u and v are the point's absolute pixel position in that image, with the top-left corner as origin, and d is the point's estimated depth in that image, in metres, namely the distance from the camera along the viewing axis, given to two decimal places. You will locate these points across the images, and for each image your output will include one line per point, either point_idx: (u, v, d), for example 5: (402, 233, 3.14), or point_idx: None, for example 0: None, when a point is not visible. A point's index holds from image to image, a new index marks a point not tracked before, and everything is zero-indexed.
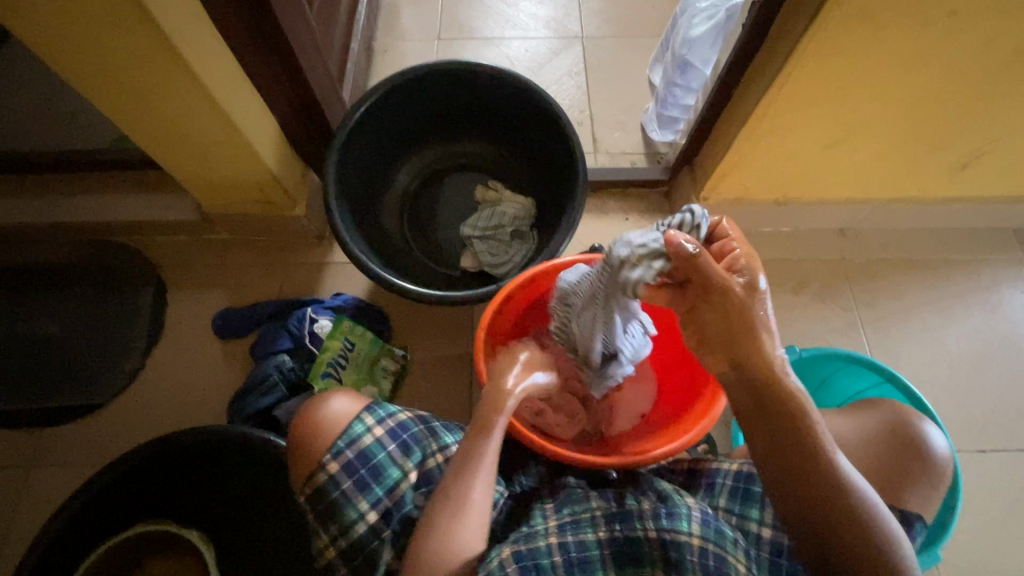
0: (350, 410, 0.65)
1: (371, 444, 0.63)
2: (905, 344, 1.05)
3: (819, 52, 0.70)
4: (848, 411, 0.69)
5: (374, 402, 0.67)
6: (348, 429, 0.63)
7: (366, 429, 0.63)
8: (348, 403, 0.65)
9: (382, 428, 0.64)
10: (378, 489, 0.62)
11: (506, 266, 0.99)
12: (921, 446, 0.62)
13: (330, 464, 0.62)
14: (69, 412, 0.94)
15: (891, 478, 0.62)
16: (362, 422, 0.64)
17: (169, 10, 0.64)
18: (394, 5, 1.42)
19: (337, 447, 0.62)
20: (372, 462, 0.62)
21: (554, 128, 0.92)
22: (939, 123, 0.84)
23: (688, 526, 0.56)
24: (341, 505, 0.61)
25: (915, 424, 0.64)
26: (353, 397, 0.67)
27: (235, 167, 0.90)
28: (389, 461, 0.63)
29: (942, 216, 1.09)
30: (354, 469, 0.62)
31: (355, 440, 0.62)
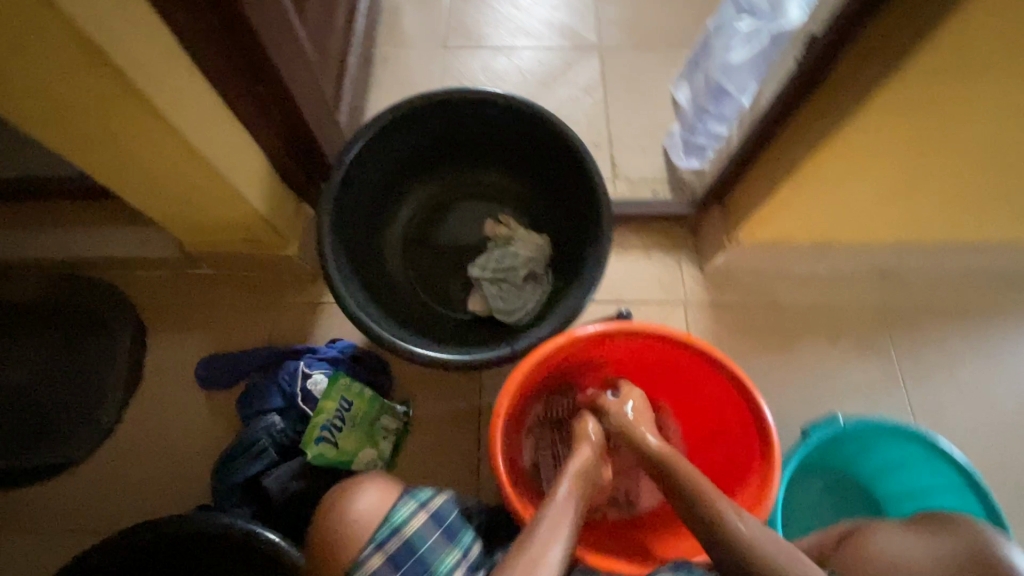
0: (381, 504, 0.58)
1: (416, 534, 0.58)
2: (951, 402, 0.96)
3: (889, 103, 0.61)
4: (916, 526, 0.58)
5: (404, 486, 0.61)
6: (389, 518, 0.57)
7: (407, 517, 0.58)
8: (378, 494, 0.59)
9: (422, 516, 0.59)
10: None
11: (518, 313, 0.90)
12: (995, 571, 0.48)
13: (371, 561, 0.56)
14: (42, 472, 0.86)
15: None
16: (402, 511, 0.58)
17: (134, 51, 0.54)
18: (395, 9, 1.31)
19: (379, 539, 0.56)
20: (418, 555, 0.57)
21: (575, 166, 0.83)
22: (1014, 172, 0.75)
23: None
24: None
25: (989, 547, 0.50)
26: (382, 486, 0.60)
27: (220, 210, 0.81)
28: (434, 553, 0.58)
29: (995, 258, 1.00)
30: (400, 564, 0.56)
31: (398, 530, 0.57)
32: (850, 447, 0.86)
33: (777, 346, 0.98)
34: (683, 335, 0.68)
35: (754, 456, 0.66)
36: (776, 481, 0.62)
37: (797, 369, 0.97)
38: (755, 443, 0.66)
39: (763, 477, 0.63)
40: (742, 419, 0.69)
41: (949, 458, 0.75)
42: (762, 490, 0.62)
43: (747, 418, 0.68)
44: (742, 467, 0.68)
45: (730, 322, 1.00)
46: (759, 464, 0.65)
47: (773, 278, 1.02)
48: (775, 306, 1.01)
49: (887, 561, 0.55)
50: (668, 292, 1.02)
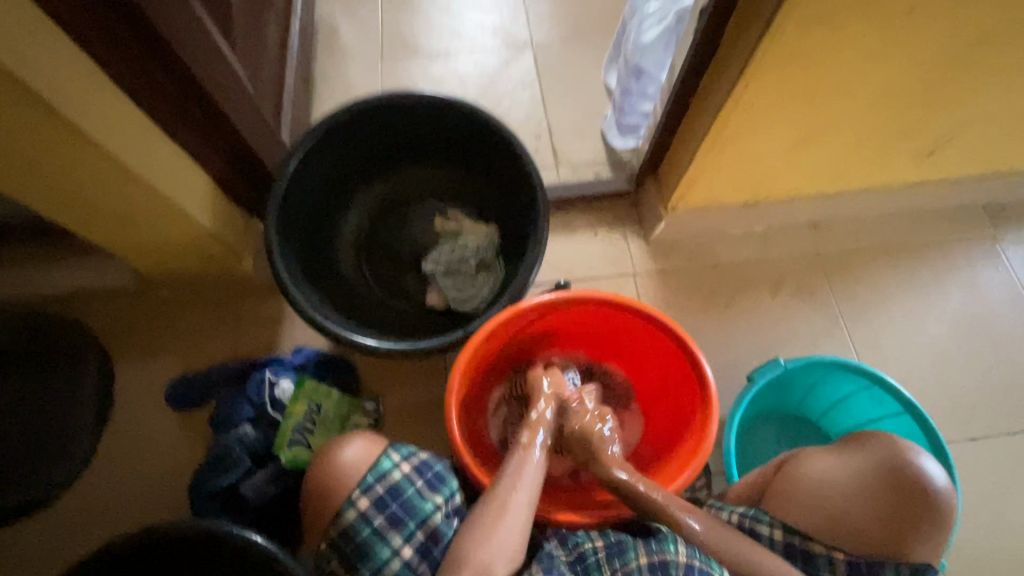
0: (370, 455, 0.65)
1: (401, 478, 0.64)
2: (888, 336, 1.03)
3: (774, 61, 0.67)
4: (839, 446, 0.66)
5: (393, 441, 0.68)
6: (377, 464, 0.64)
7: (394, 464, 0.64)
8: (368, 447, 0.66)
9: (409, 464, 0.65)
10: (411, 523, 0.62)
11: (473, 300, 0.94)
12: (920, 483, 0.59)
13: (361, 500, 0.62)
14: (19, 511, 0.87)
15: (898, 527, 0.59)
16: (390, 458, 0.64)
17: (60, 83, 0.57)
18: (331, 26, 1.34)
19: (367, 482, 0.63)
20: (402, 497, 0.63)
21: (508, 154, 0.87)
22: (905, 115, 0.81)
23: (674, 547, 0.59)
24: (373, 543, 0.61)
25: (913, 462, 0.60)
26: (370, 440, 0.67)
27: (170, 230, 0.83)
28: (418, 497, 0.63)
29: (913, 199, 1.07)
30: (385, 504, 0.62)
31: (385, 475, 0.63)
32: (796, 387, 0.91)
33: (723, 304, 1.04)
34: (618, 296, 0.73)
35: (696, 401, 0.71)
36: (715, 420, 0.67)
37: (743, 323, 1.03)
38: (695, 390, 0.71)
39: (703, 419, 0.68)
40: (683, 369, 0.73)
41: (887, 385, 0.81)
42: (704, 429, 0.67)
43: (687, 368, 0.72)
44: (688, 413, 0.73)
45: (677, 287, 1.05)
46: (700, 406, 0.69)
47: (713, 240, 1.08)
48: (718, 267, 1.06)
49: (818, 482, 0.63)
50: (616, 265, 1.07)
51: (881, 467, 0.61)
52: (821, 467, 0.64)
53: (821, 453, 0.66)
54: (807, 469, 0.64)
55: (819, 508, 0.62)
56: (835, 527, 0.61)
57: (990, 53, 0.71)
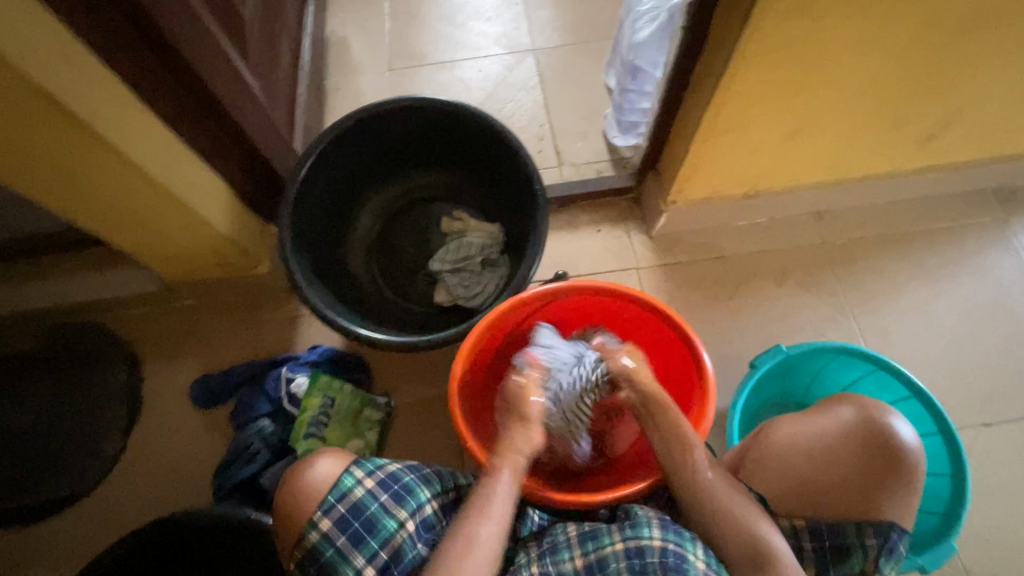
0: (334, 471, 0.63)
1: (364, 495, 0.61)
2: (897, 324, 1.02)
3: (759, 50, 0.69)
4: (813, 409, 0.69)
5: (360, 457, 0.66)
6: (338, 483, 0.62)
7: (356, 481, 0.62)
8: (333, 464, 0.64)
9: (372, 479, 0.63)
10: (373, 541, 0.60)
11: (479, 298, 0.97)
12: (890, 442, 0.63)
13: (322, 521, 0.60)
14: (55, 504, 0.92)
15: (866, 487, 0.62)
16: (352, 476, 0.62)
17: (90, 98, 0.62)
18: (342, 41, 1.40)
19: (328, 503, 0.61)
20: (364, 514, 0.61)
21: (508, 153, 0.90)
22: (898, 100, 0.82)
23: (649, 530, 0.56)
24: (337, 562, 0.60)
25: (885, 421, 0.64)
26: (335, 457, 0.65)
27: (191, 236, 0.88)
28: (382, 512, 0.61)
29: (918, 185, 1.06)
30: (347, 523, 0.60)
31: (345, 494, 0.61)
32: (801, 375, 0.91)
33: (727, 295, 1.05)
34: (615, 285, 0.74)
35: (695, 387, 0.72)
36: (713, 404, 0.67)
37: (748, 313, 1.03)
38: (694, 375, 0.72)
39: (702, 402, 0.69)
40: (682, 356, 0.74)
41: (893, 369, 0.81)
42: (701, 410, 0.68)
43: (685, 354, 0.73)
44: (688, 398, 0.74)
45: (681, 279, 1.06)
46: (698, 389, 0.70)
47: (715, 233, 1.09)
48: (722, 260, 1.07)
49: (790, 446, 0.67)
50: (620, 260, 1.09)
51: (854, 428, 0.65)
52: (790, 430, 0.68)
53: (792, 418, 0.69)
54: (778, 432, 0.68)
55: (786, 467, 0.66)
56: (801, 486, 0.64)
57: (978, 34, 0.71)
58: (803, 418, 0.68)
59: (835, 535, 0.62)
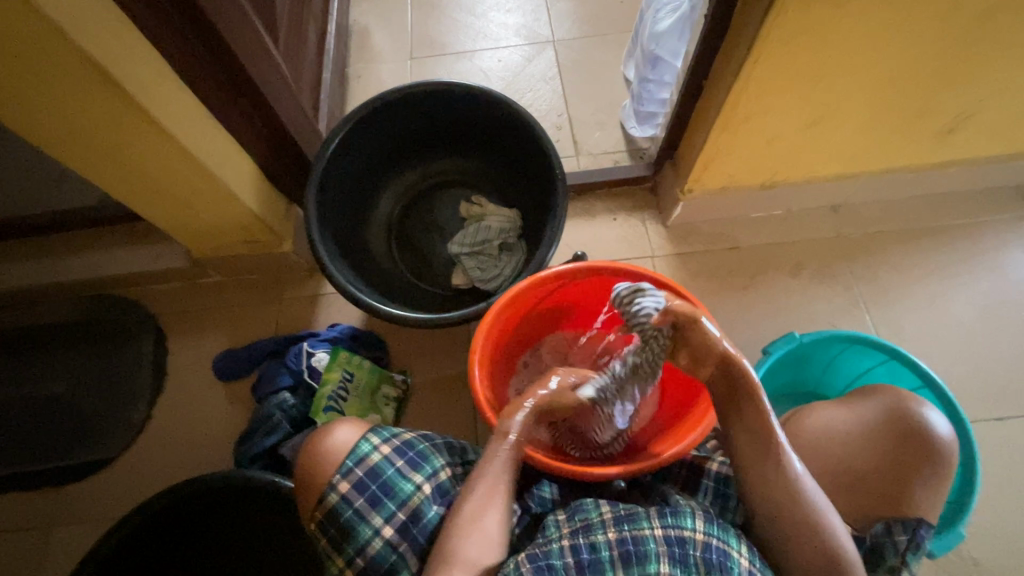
0: (353, 439, 0.65)
1: (380, 461, 0.64)
2: (910, 318, 1.03)
3: (780, 38, 0.70)
4: (846, 400, 0.73)
5: (376, 425, 0.68)
6: (356, 448, 0.64)
7: (373, 447, 0.64)
8: (352, 431, 0.66)
9: (389, 445, 0.65)
10: (391, 503, 0.62)
11: (496, 280, 0.99)
12: (923, 434, 0.65)
13: (341, 484, 0.62)
14: (82, 469, 0.96)
15: (898, 476, 0.65)
16: (368, 442, 0.64)
17: (131, 71, 0.65)
18: (364, 30, 1.43)
19: (347, 467, 0.63)
20: (382, 478, 0.63)
21: (529, 138, 0.92)
22: (917, 93, 0.82)
23: (692, 521, 0.57)
24: (355, 523, 0.61)
25: (913, 410, 0.67)
26: (354, 425, 0.67)
27: (219, 213, 0.91)
28: (399, 476, 0.63)
29: (935, 181, 1.06)
30: (365, 486, 0.62)
31: (363, 458, 0.63)
32: (812, 363, 0.92)
33: (741, 286, 1.06)
34: (632, 267, 0.76)
35: None
36: None
37: (761, 304, 1.04)
38: None
39: None
40: None
41: (905, 359, 0.82)
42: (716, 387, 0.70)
43: None
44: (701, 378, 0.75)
45: (695, 269, 1.08)
46: None
47: (731, 225, 1.10)
48: (736, 251, 1.08)
49: (826, 435, 0.70)
50: (635, 248, 1.10)
51: (886, 417, 0.68)
52: (826, 418, 0.72)
53: (828, 408, 0.73)
54: (814, 420, 0.72)
55: (820, 454, 0.69)
56: (834, 474, 0.68)
57: (998, 27, 0.72)
58: (838, 408, 0.72)
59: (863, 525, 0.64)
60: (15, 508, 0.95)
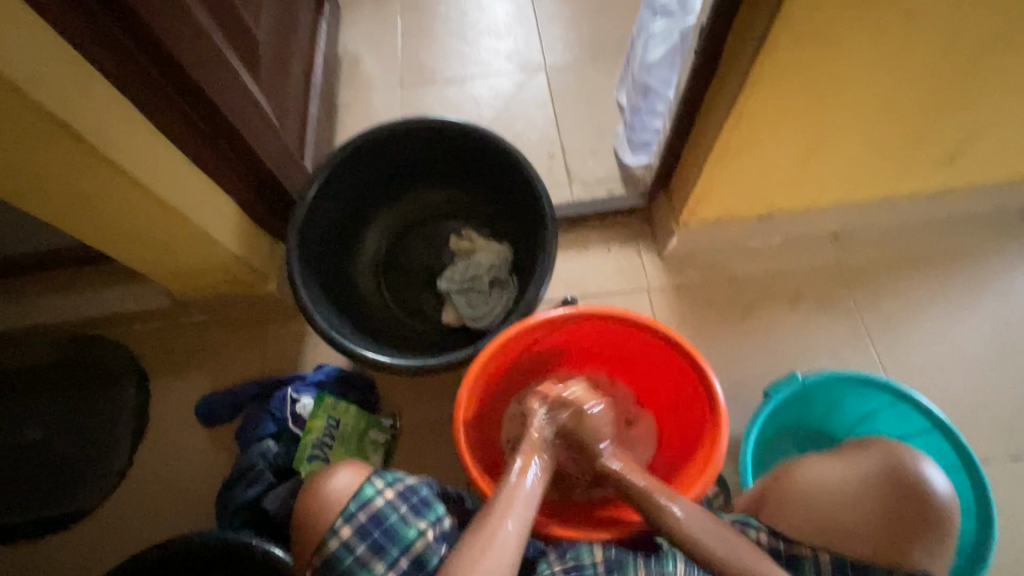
0: (355, 483, 0.62)
1: (384, 506, 0.61)
2: (917, 350, 0.99)
3: (774, 72, 0.67)
4: (838, 453, 0.69)
5: (378, 467, 0.65)
6: (359, 492, 0.61)
7: (377, 491, 0.62)
8: (351, 476, 0.63)
9: (393, 490, 0.62)
10: (395, 549, 0.60)
11: (487, 318, 0.96)
12: (919, 490, 0.61)
13: (343, 529, 0.60)
14: (56, 523, 0.92)
15: (891, 532, 0.60)
16: (372, 485, 0.62)
17: (101, 120, 0.63)
18: (355, 58, 1.41)
19: (349, 511, 0.60)
20: (386, 524, 0.60)
21: (516, 173, 0.89)
22: (917, 122, 0.80)
23: (673, 564, 0.60)
24: (357, 570, 0.59)
25: (912, 465, 0.63)
26: (354, 468, 0.64)
27: (199, 255, 0.88)
28: (403, 523, 0.61)
29: (939, 207, 1.03)
30: (368, 532, 0.60)
31: (367, 503, 0.61)
32: (815, 403, 0.89)
33: (739, 318, 1.03)
34: (625, 311, 0.73)
35: (706, 417, 0.70)
36: (725, 436, 0.65)
37: (761, 338, 1.01)
38: (706, 405, 0.70)
39: (713, 433, 0.67)
40: (694, 384, 0.72)
41: (912, 401, 0.79)
42: (714, 441, 0.66)
43: (696, 382, 0.71)
44: (699, 428, 0.72)
45: (692, 301, 1.04)
46: (710, 422, 0.68)
47: (727, 255, 1.07)
48: (735, 282, 1.05)
49: (815, 488, 0.66)
50: (631, 280, 1.07)
51: (877, 470, 0.64)
52: (816, 469, 0.68)
53: (819, 459, 0.69)
54: (804, 470, 0.68)
55: (812, 509, 0.64)
56: (828, 526, 0.63)
57: (997, 56, 0.69)
58: (829, 461, 0.68)
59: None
60: None
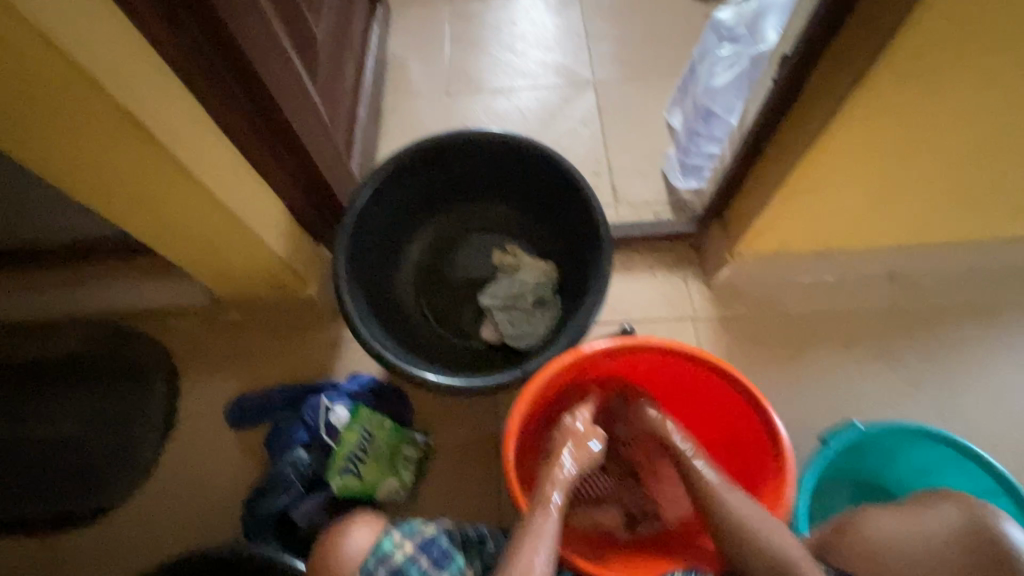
0: (371, 540, 0.61)
1: (404, 561, 0.57)
2: (975, 404, 0.94)
3: (859, 111, 0.64)
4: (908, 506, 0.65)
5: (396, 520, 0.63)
6: (378, 547, 0.58)
7: (395, 546, 0.58)
8: (369, 535, 0.62)
9: (413, 543, 0.59)
10: None
11: (529, 339, 0.93)
12: (1004, 550, 0.54)
13: None
14: (77, 516, 0.90)
15: None
16: (391, 540, 0.59)
17: (164, 119, 0.61)
18: (402, 63, 1.40)
19: (369, 567, 0.57)
20: None
21: (573, 194, 0.87)
22: (999, 170, 0.76)
23: None
24: None
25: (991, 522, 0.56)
26: (372, 528, 0.63)
27: (243, 256, 0.87)
28: None
29: (1005, 255, 0.99)
30: None
31: (386, 557, 0.57)
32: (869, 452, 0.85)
33: (789, 357, 0.99)
34: (687, 346, 0.70)
35: (767, 463, 0.67)
36: (791, 488, 0.62)
37: (810, 379, 0.97)
38: (768, 451, 0.67)
39: (777, 483, 0.64)
40: (754, 426, 0.69)
41: (978, 459, 0.74)
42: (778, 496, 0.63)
43: (758, 426, 0.69)
44: (759, 472, 0.69)
45: (740, 335, 1.01)
46: (773, 471, 0.65)
47: (779, 289, 1.03)
48: (785, 318, 1.02)
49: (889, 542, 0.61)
50: (676, 309, 1.04)
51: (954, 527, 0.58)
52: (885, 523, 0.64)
53: (886, 514, 0.65)
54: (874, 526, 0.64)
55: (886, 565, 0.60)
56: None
57: None
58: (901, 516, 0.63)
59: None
60: (10, 553, 0.90)
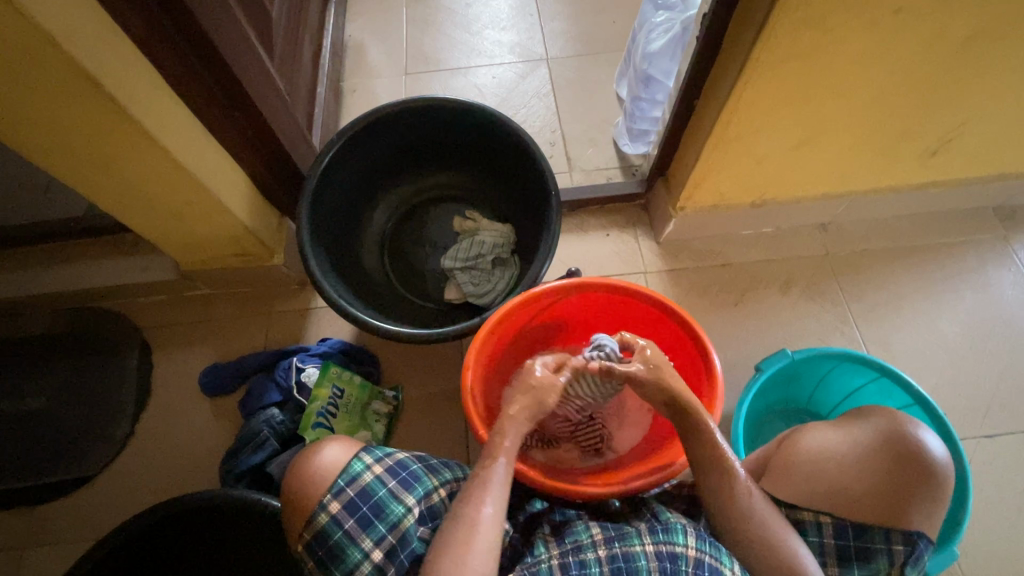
0: (342, 459, 0.63)
1: (372, 481, 0.62)
2: (899, 336, 1.04)
3: (771, 59, 0.71)
4: (840, 423, 0.69)
5: (367, 444, 0.66)
6: (348, 467, 0.62)
7: (365, 466, 0.62)
8: (340, 452, 0.64)
9: (381, 465, 0.63)
10: (381, 525, 0.60)
11: (490, 295, 0.99)
12: (917, 456, 0.62)
13: (332, 504, 0.60)
14: (59, 488, 0.93)
15: (888, 496, 0.61)
16: (361, 461, 0.62)
17: (122, 81, 0.64)
18: (360, 45, 1.44)
19: (338, 486, 0.61)
20: (373, 499, 0.60)
21: (522, 153, 0.92)
22: (903, 115, 0.84)
23: (684, 538, 0.57)
24: (345, 545, 0.59)
25: (910, 436, 0.63)
26: (344, 445, 0.65)
27: (208, 225, 0.89)
28: (390, 498, 0.61)
29: (921, 201, 1.09)
30: (356, 507, 0.60)
31: (354, 478, 0.61)
32: (801, 380, 0.94)
33: (732, 302, 1.07)
34: (626, 283, 0.76)
35: (703, 384, 0.74)
36: (720, 401, 0.69)
37: (752, 321, 1.05)
38: (703, 372, 0.74)
39: (710, 398, 0.71)
40: (690, 350, 0.76)
41: (892, 375, 0.82)
42: (710, 409, 0.69)
43: (693, 350, 0.75)
44: (697, 394, 0.76)
45: (687, 285, 1.08)
46: (707, 389, 0.72)
47: (722, 242, 1.11)
48: (728, 267, 1.09)
49: (819, 457, 0.66)
50: (628, 264, 1.10)
51: (877, 440, 0.64)
52: (820, 437, 0.68)
53: (821, 429, 0.69)
54: (807, 443, 0.68)
55: (815, 476, 0.65)
56: (832, 494, 0.63)
57: (980, 53, 0.73)
58: (833, 431, 0.68)
59: (862, 539, 0.62)
60: None
